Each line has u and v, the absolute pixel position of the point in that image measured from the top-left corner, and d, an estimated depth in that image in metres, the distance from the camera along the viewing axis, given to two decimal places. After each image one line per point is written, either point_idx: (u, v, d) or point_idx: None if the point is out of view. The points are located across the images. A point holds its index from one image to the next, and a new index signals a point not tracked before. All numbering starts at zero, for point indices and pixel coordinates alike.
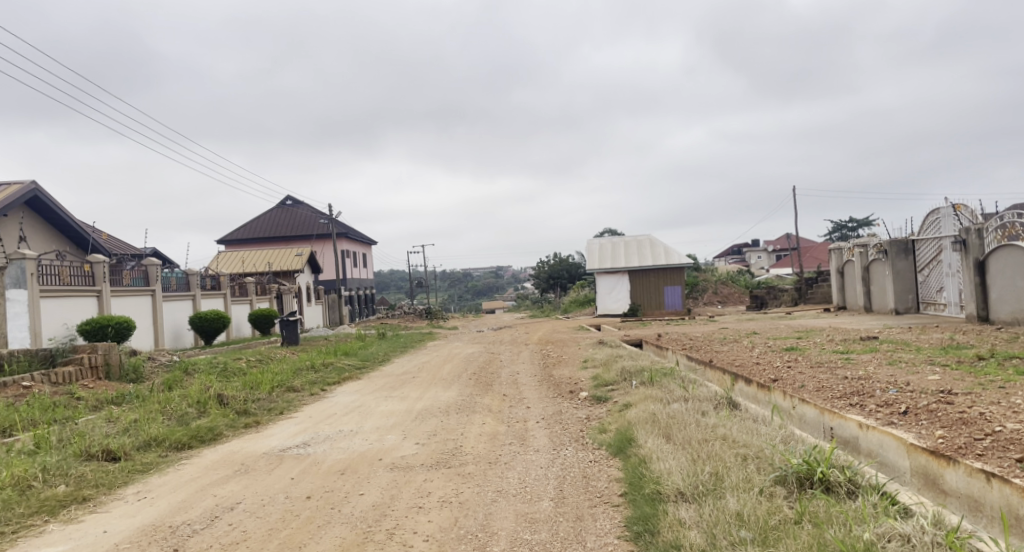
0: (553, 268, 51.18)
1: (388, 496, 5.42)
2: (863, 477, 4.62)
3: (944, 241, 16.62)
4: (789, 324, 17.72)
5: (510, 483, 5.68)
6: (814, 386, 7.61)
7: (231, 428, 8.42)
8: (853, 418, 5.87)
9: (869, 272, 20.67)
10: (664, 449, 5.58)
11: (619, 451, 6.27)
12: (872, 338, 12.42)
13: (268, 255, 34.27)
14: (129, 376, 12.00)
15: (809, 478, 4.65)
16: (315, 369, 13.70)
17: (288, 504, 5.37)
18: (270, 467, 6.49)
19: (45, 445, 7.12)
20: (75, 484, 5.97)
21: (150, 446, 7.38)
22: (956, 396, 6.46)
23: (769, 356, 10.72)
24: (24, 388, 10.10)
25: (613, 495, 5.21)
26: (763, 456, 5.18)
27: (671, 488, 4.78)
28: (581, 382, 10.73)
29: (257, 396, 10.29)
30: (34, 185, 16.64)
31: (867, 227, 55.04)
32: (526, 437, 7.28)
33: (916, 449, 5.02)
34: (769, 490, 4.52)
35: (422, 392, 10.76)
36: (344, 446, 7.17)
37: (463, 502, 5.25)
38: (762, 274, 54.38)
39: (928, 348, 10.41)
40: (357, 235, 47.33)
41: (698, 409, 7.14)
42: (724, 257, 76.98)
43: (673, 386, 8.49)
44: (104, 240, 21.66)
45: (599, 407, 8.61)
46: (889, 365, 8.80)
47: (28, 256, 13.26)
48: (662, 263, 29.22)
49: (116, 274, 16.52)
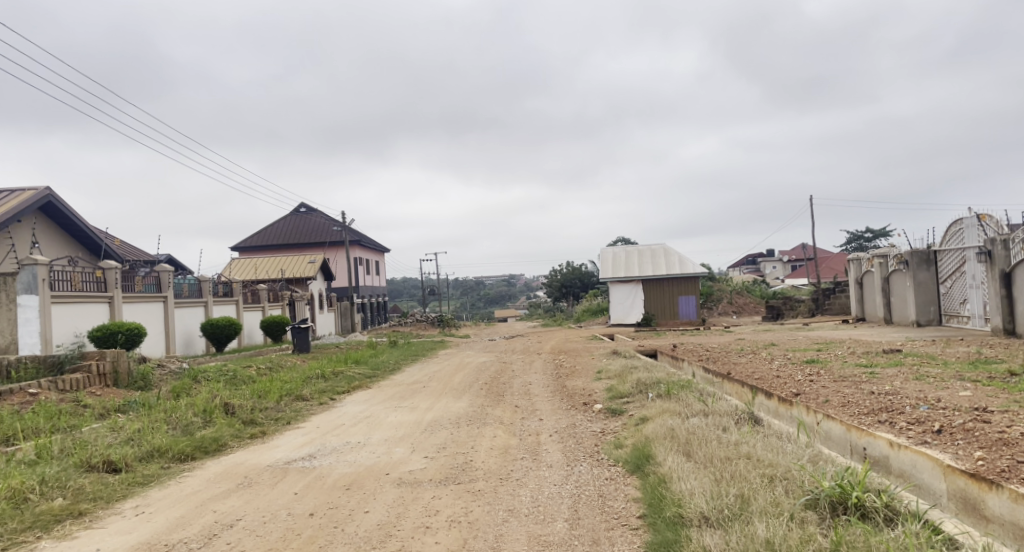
0: (566, 276, 51.00)
1: (394, 514, 5.17)
2: (901, 503, 4.32)
3: (968, 252, 16.20)
4: (806, 335, 17.39)
5: (523, 502, 5.42)
6: (840, 401, 7.28)
7: (237, 438, 8.24)
8: (883, 436, 5.57)
9: (890, 283, 20.23)
10: (685, 468, 5.30)
11: (637, 469, 5.99)
12: (895, 350, 12.05)
13: (281, 262, 34.25)
14: (138, 383, 11.85)
15: (842, 503, 4.36)
16: (325, 378, 13.50)
17: (290, 522, 5.13)
18: (273, 480, 6.26)
19: (46, 455, 6.94)
20: (73, 497, 5.77)
21: (153, 457, 7.18)
22: (992, 414, 6.13)
23: (790, 368, 10.36)
24: (31, 395, 9.96)
25: (632, 517, 4.93)
26: (791, 478, 4.87)
27: (693, 512, 4.50)
28: (595, 394, 10.43)
29: (265, 405, 10.10)
30: (47, 190, 16.60)
31: (885, 238, 54.33)
32: (539, 452, 7.02)
33: (955, 472, 4.72)
34: (800, 515, 4.23)
35: (433, 402, 10.52)
36: (351, 458, 6.94)
37: (473, 522, 4.99)
38: (779, 284, 53.79)
39: (957, 362, 10.00)
40: (370, 243, 47.12)
41: (719, 425, 6.83)
42: (739, 267, 76.38)
43: (691, 399, 8.19)
44: (116, 246, 21.61)
45: (614, 421, 8.34)
46: (916, 379, 8.46)
47: (40, 261, 13.15)
48: (677, 272, 28.89)
49: (127, 280, 16.45)
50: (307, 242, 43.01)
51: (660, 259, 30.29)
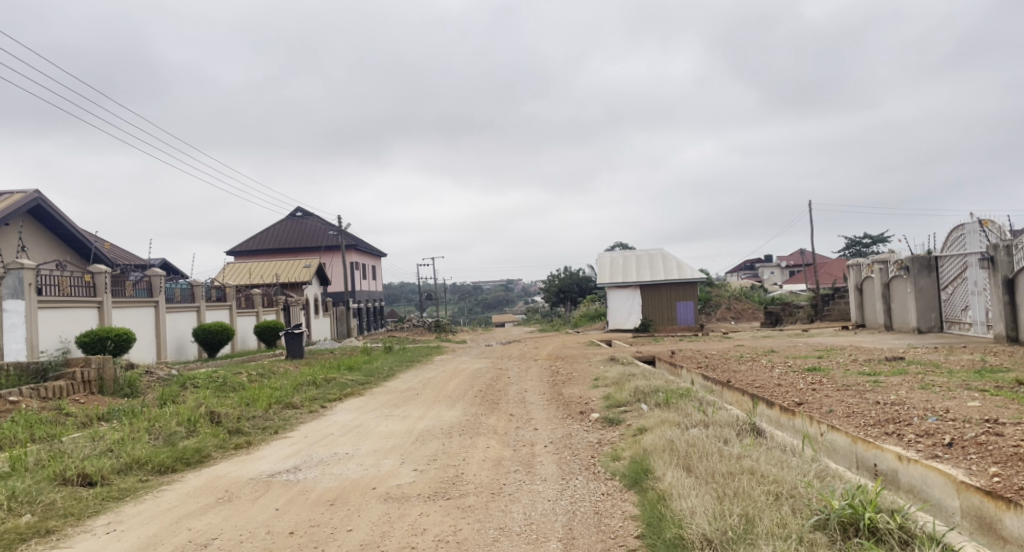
0: (564, 281, 50.82)
1: (379, 533, 4.90)
2: (916, 524, 4.08)
3: (969, 258, 15.98)
4: (807, 342, 17.22)
5: (514, 519, 5.15)
6: (844, 412, 7.02)
7: (221, 449, 7.98)
8: (890, 449, 5.32)
9: (890, 290, 20.01)
10: (685, 484, 5.03)
11: (635, 483, 5.73)
12: (898, 358, 11.82)
13: (276, 267, 33.89)
14: (123, 390, 11.57)
15: (853, 524, 4.11)
16: (317, 385, 13.21)
17: (268, 541, 4.86)
18: (255, 495, 6.00)
19: (20, 467, 6.67)
20: (42, 513, 5.49)
21: (132, 470, 6.90)
22: (1005, 426, 5.88)
23: (791, 376, 10.09)
24: (12, 403, 9.66)
25: (630, 537, 4.67)
26: (798, 495, 4.62)
27: (696, 533, 4.23)
28: (592, 403, 10.15)
29: (253, 414, 9.83)
30: (37, 194, 16.35)
31: (884, 244, 54.22)
32: (533, 464, 6.75)
33: (969, 489, 4.48)
34: (808, 538, 3.99)
35: (425, 411, 10.25)
36: (337, 472, 6.65)
37: (461, 542, 4.73)
38: (777, 289, 53.73)
39: (962, 371, 9.77)
40: (367, 248, 46.76)
41: (720, 437, 6.56)
42: (736, 273, 76.40)
43: (691, 409, 7.91)
44: (107, 249, 21.26)
45: (612, 431, 8.08)
46: (922, 388, 8.23)
47: (26, 265, 12.87)
48: (675, 278, 28.66)
49: (117, 284, 16.12)
50: (302, 246, 42.73)
51: (658, 264, 30.06)
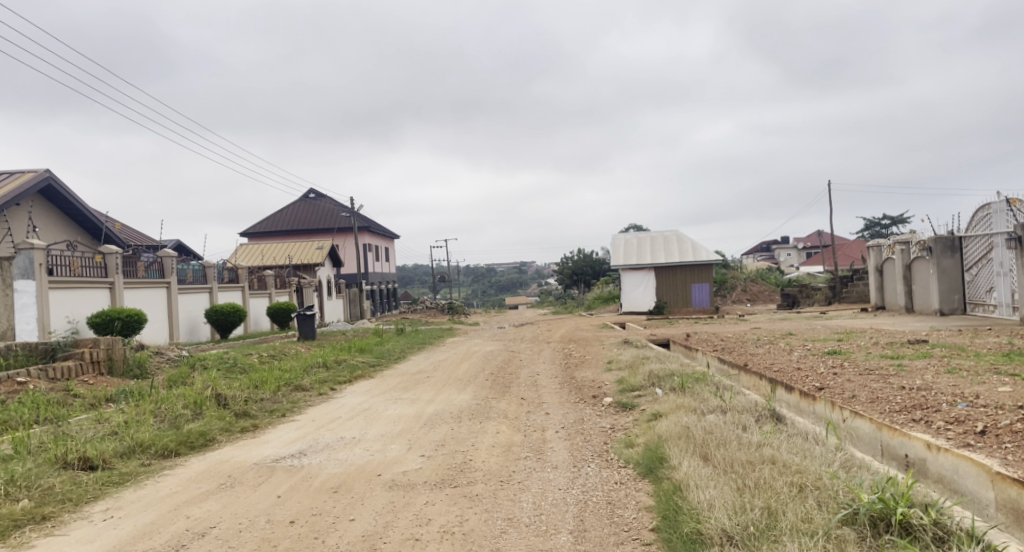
0: (577, 264, 50.48)
1: (382, 523, 4.70)
2: (951, 520, 3.81)
3: (996, 238, 15.50)
4: (825, 324, 16.88)
5: (524, 509, 4.94)
6: (867, 397, 6.72)
7: (226, 432, 7.83)
8: (920, 437, 5.04)
9: (911, 271, 19.55)
10: (702, 474, 4.80)
11: (649, 472, 5.51)
12: (921, 341, 11.46)
13: (289, 248, 33.78)
14: (132, 371, 11.49)
15: (884, 520, 3.86)
16: (327, 367, 13.08)
17: (268, 531, 4.68)
18: (258, 481, 5.83)
19: (22, 449, 6.54)
20: (40, 499, 5.35)
21: (134, 453, 6.76)
22: None
23: (811, 360, 9.78)
24: (19, 383, 9.54)
25: (644, 531, 4.45)
26: (823, 487, 4.37)
27: (715, 528, 3.99)
28: (605, 386, 9.91)
29: (261, 396, 9.69)
30: (46, 173, 16.24)
31: (904, 224, 53.37)
32: (543, 450, 6.54)
33: (1005, 480, 4.20)
34: (836, 533, 3.76)
35: (435, 394, 10.06)
36: (342, 457, 6.48)
37: (468, 533, 4.52)
38: (794, 271, 53.05)
39: (988, 354, 9.44)
40: (380, 229, 46.61)
41: (738, 423, 6.30)
42: (753, 255, 75.59)
43: (707, 394, 7.64)
44: (118, 230, 21.23)
45: (625, 416, 7.85)
46: (949, 373, 7.92)
47: (37, 245, 12.74)
48: (690, 260, 28.25)
49: (128, 265, 16.03)
50: (315, 228, 42.62)
51: (673, 246, 29.66)
